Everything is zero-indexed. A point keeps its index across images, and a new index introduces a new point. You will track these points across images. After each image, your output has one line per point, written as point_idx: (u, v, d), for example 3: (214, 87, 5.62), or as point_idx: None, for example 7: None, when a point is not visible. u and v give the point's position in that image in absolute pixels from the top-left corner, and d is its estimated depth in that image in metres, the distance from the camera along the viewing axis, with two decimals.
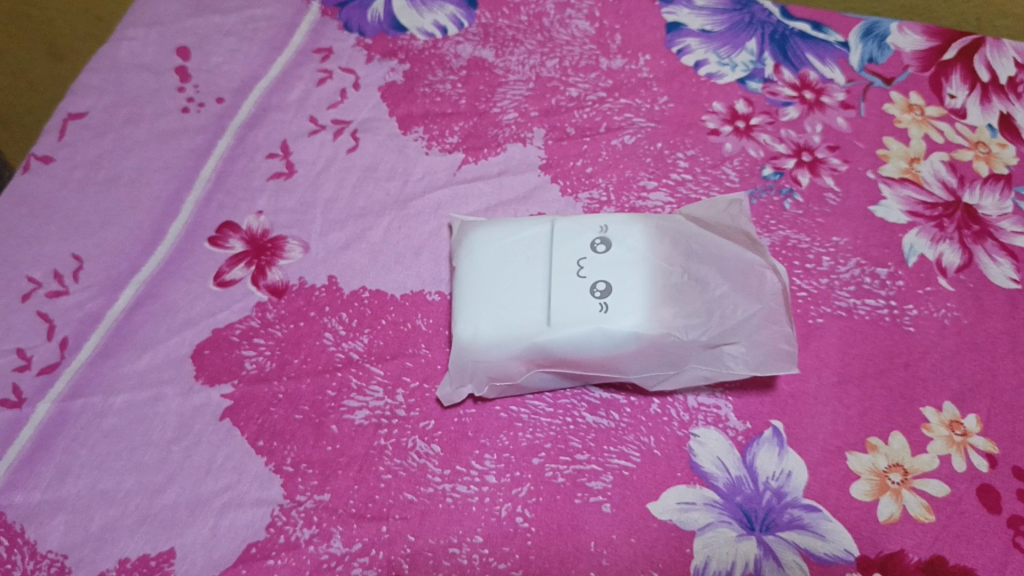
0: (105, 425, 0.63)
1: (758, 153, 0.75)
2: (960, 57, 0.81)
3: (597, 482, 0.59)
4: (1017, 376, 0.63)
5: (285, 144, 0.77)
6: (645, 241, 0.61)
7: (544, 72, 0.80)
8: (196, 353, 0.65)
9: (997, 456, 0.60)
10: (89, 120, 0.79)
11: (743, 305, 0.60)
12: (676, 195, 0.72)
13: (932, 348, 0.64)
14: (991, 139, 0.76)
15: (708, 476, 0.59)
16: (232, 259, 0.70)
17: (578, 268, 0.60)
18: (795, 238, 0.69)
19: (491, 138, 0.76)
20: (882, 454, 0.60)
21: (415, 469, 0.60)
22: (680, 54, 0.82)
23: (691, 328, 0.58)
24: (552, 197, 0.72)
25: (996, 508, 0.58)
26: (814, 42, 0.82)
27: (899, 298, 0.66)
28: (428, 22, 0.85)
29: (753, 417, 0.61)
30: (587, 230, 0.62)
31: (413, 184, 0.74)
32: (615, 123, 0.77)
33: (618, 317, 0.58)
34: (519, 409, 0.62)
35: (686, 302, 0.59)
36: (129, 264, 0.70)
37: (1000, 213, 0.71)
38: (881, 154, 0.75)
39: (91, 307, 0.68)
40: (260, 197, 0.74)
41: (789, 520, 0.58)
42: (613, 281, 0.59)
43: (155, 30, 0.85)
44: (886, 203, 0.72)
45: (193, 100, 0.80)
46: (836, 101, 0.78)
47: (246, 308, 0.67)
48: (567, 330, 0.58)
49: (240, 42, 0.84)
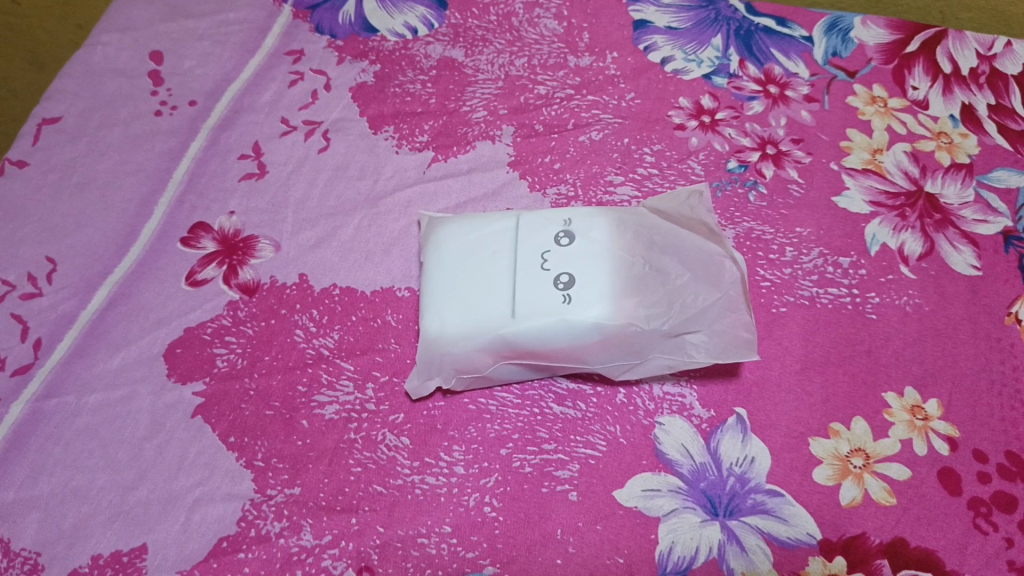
0: (78, 424, 0.63)
1: (724, 147, 0.76)
2: (922, 50, 0.82)
3: (564, 471, 0.60)
4: (977, 361, 0.64)
5: (257, 146, 0.78)
6: (608, 232, 0.62)
7: (513, 71, 0.81)
8: (168, 352, 0.66)
9: (958, 440, 0.61)
10: (63, 124, 0.80)
11: (703, 293, 0.61)
12: (643, 189, 0.73)
13: (894, 335, 0.65)
14: (953, 129, 0.77)
15: (673, 463, 0.60)
16: (204, 258, 0.71)
17: (541, 261, 0.61)
18: (759, 229, 0.70)
19: (460, 136, 0.77)
20: (845, 439, 0.61)
21: (384, 461, 0.61)
22: (647, 50, 0.83)
23: (653, 317, 0.59)
24: (521, 193, 0.73)
25: (956, 490, 0.59)
26: (779, 37, 0.84)
27: (861, 286, 0.67)
28: (399, 23, 0.86)
29: (717, 406, 0.62)
30: (552, 224, 0.64)
31: (384, 182, 0.75)
32: (582, 119, 0.78)
33: (581, 308, 0.59)
34: (488, 400, 0.63)
35: (648, 292, 0.60)
36: (103, 265, 0.71)
37: (962, 201, 0.72)
38: (845, 146, 0.76)
39: (65, 308, 0.69)
40: (232, 198, 0.75)
41: (752, 505, 0.58)
42: (576, 273, 0.61)
43: (129, 35, 0.86)
44: (849, 194, 0.73)
45: (166, 103, 0.81)
46: (801, 95, 0.79)
47: (218, 306, 0.68)
48: (531, 322, 0.59)
49: (213, 45, 0.85)
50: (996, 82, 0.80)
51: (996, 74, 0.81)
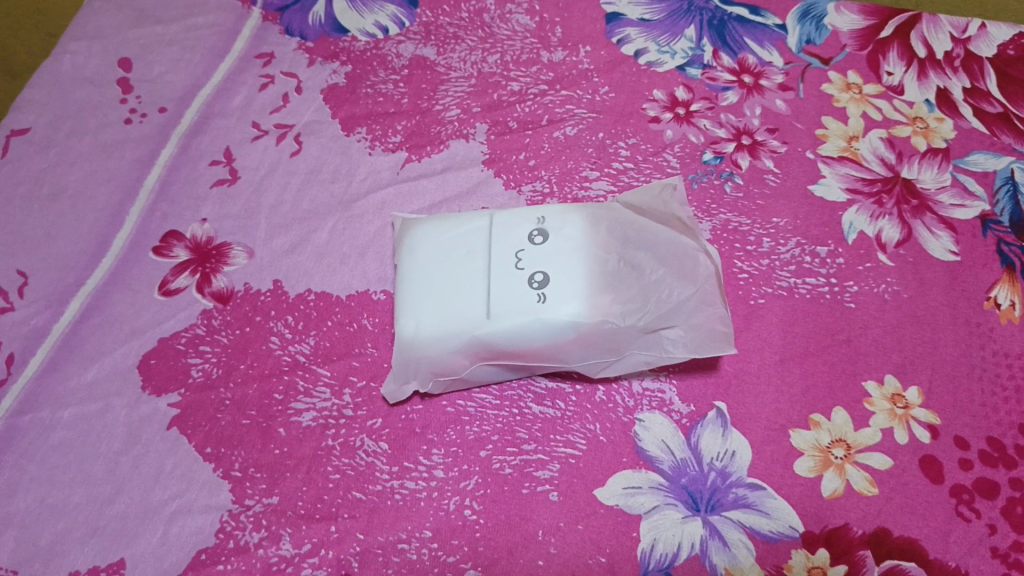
0: (53, 439, 0.63)
1: (699, 138, 0.75)
2: (896, 35, 0.82)
3: (545, 471, 0.59)
4: (957, 347, 0.64)
5: (228, 151, 0.77)
6: (582, 229, 0.62)
7: (486, 68, 0.81)
8: (143, 363, 0.65)
9: (939, 427, 0.60)
10: (32, 135, 0.79)
11: (678, 288, 0.61)
12: (618, 183, 0.72)
13: (873, 323, 0.65)
14: (928, 114, 0.77)
15: (653, 460, 0.60)
16: (177, 267, 0.70)
17: (516, 260, 0.61)
18: (736, 221, 0.70)
19: (434, 136, 0.76)
20: (825, 430, 0.61)
21: (363, 467, 0.60)
22: (620, 43, 0.82)
23: (629, 314, 0.59)
24: (496, 192, 0.73)
25: (938, 478, 0.59)
26: (752, 26, 0.83)
27: (839, 276, 0.67)
28: (370, 23, 0.85)
29: (697, 400, 0.62)
30: (525, 223, 0.63)
31: (357, 185, 0.74)
32: (557, 115, 0.77)
33: (556, 307, 0.59)
34: (466, 402, 0.63)
35: (623, 288, 0.60)
36: (74, 277, 0.70)
37: (939, 186, 0.72)
38: (820, 134, 0.75)
39: (37, 322, 0.68)
40: (204, 205, 0.74)
41: (733, 499, 0.58)
42: (551, 271, 0.60)
43: (96, 42, 0.85)
44: (826, 182, 0.72)
45: (136, 110, 0.80)
46: (775, 83, 0.79)
47: (192, 316, 0.67)
48: (506, 322, 0.59)
49: (182, 51, 0.84)
50: (971, 65, 0.80)
51: (970, 57, 0.80)
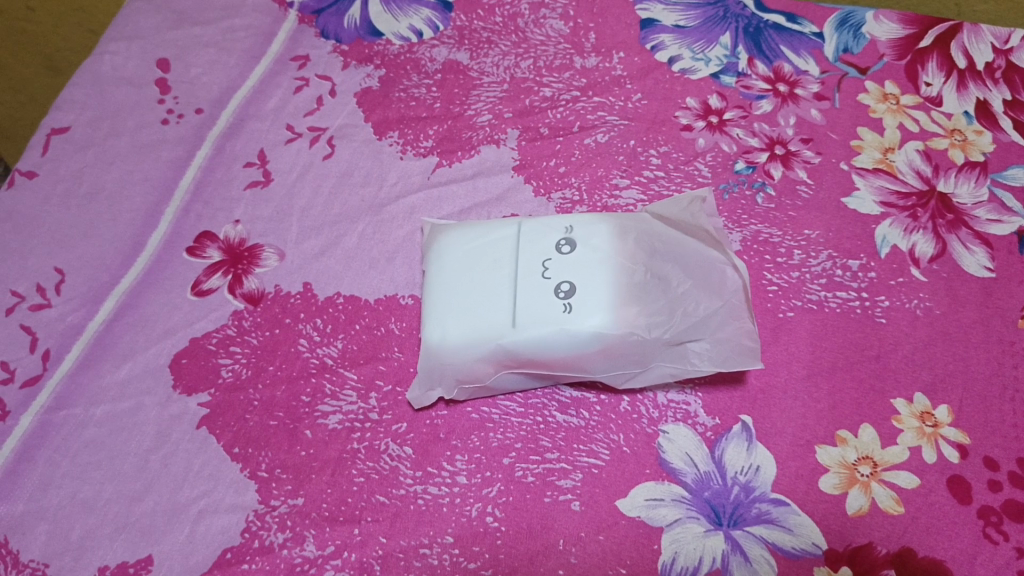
0: (85, 436, 0.64)
1: (731, 148, 0.75)
2: (936, 44, 0.81)
3: (567, 480, 0.60)
4: (990, 366, 0.63)
5: (262, 153, 0.78)
6: (609, 240, 0.62)
7: (519, 73, 0.81)
8: (174, 363, 0.66)
9: (968, 447, 0.60)
10: (71, 134, 0.80)
11: (704, 301, 0.61)
12: (648, 192, 0.72)
13: (903, 339, 0.64)
14: (967, 126, 0.76)
15: (677, 472, 0.60)
16: (210, 268, 0.71)
17: (543, 269, 0.61)
18: (766, 232, 0.69)
19: (465, 141, 0.77)
20: (852, 446, 0.60)
21: (387, 471, 0.61)
22: (654, 50, 0.82)
23: (654, 326, 0.59)
24: (525, 198, 0.73)
25: (966, 498, 0.58)
26: (788, 34, 0.82)
27: (871, 290, 0.66)
28: (404, 27, 0.85)
29: (722, 413, 0.62)
30: (553, 232, 0.64)
31: (388, 189, 0.75)
32: (588, 122, 0.77)
33: (582, 317, 0.59)
34: (490, 409, 0.63)
35: (649, 299, 0.60)
36: (110, 275, 0.72)
37: (975, 201, 0.71)
38: (855, 144, 0.74)
39: (72, 319, 0.70)
40: (238, 206, 0.75)
41: (756, 515, 0.58)
42: (577, 281, 0.60)
43: (136, 43, 0.87)
44: (859, 194, 0.71)
45: (173, 111, 0.81)
46: (810, 93, 0.78)
47: (223, 317, 0.68)
48: (532, 331, 0.59)
49: (219, 52, 0.85)
50: (1012, 76, 0.79)
51: (1012, 69, 0.79)
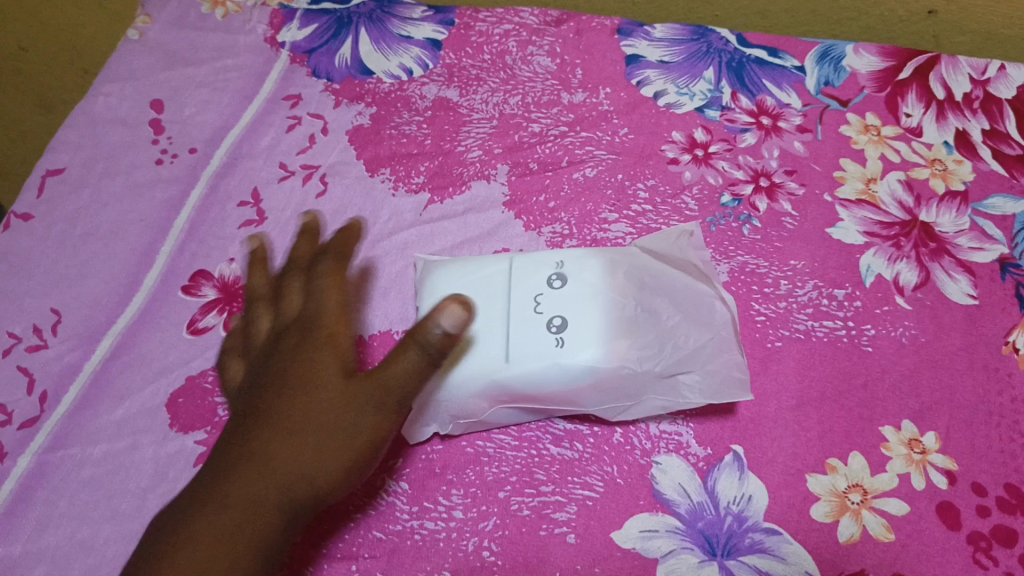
0: (83, 475, 0.64)
1: (717, 181, 0.76)
2: (915, 76, 0.82)
3: (562, 513, 0.60)
4: (975, 393, 0.64)
5: (255, 192, 0.79)
6: (599, 274, 0.63)
7: (508, 109, 0.82)
8: (171, 402, 0.67)
9: (956, 473, 0.61)
10: (66, 175, 0.81)
11: (694, 334, 0.63)
12: (637, 225, 0.73)
13: (890, 368, 0.65)
14: (947, 156, 0.77)
15: (670, 503, 0.60)
16: (205, 307, 0.72)
17: (535, 304, 0.62)
18: (753, 263, 0.70)
19: (456, 177, 0.78)
20: (842, 474, 0.61)
21: (384, 507, 0.61)
22: (639, 85, 0.84)
23: (645, 359, 0.61)
24: (516, 233, 0.74)
25: (955, 525, 0.59)
26: (770, 68, 0.84)
27: (857, 318, 0.67)
28: (394, 65, 0.87)
29: (714, 443, 0.63)
30: (544, 268, 0.65)
31: (381, 225, 0.76)
32: (576, 156, 0.78)
33: (574, 351, 0.60)
34: (485, 443, 0.64)
35: (639, 332, 0.61)
36: (106, 315, 0.72)
37: (957, 229, 0.72)
38: (838, 176, 0.76)
39: (69, 360, 0.70)
40: (232, 244, 0.76)
41: (750, 544, 0.58)
42: (569, 316, 0.61)
43: (130, 84, 0.88)
44: (844, 225, 0.73)
45: (167, 151, 0.83)
46: (793, 125, 0.80)
47: (218, 355, 0.69)
48: (525, 365, 0.60)
49: (212, 93, 0.86)
50: (989, 107, 0.80)
51: (989, 99, 0.81)
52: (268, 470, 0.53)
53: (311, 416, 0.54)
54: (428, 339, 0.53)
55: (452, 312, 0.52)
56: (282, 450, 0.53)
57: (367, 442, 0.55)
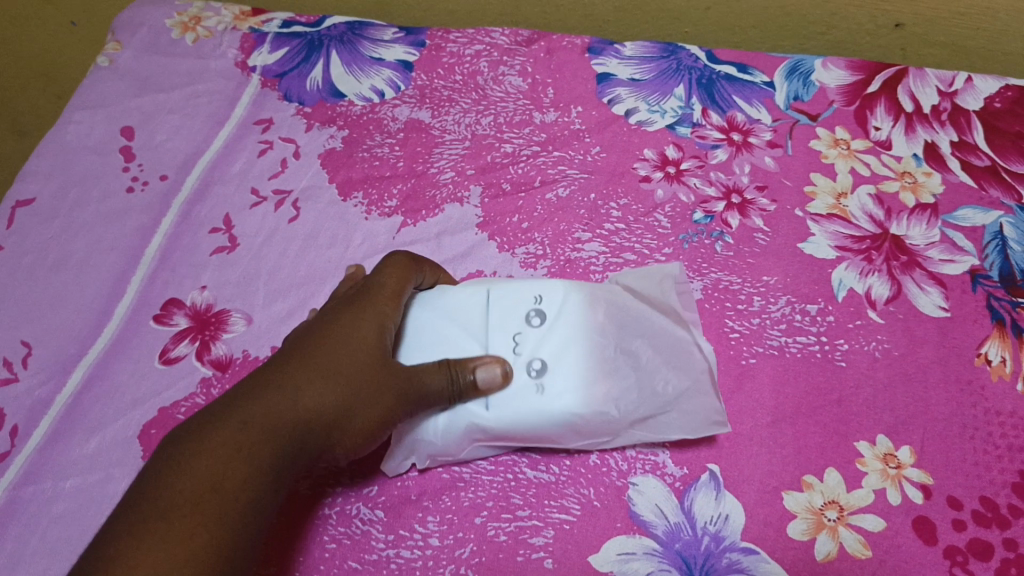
0: (55, 510, 0.63)
1: (689, 198, 0.76)
2: (884, 89, 0.83)
3: (539, 538, 0.60)
4: (949, 406, 0.64)
5: (227, 218, 0.78)
6: (580, 312, 0.61)
7: (480, 130, 0.82)
8: (143, 434, 0.66)
9: (931, 487, 0.61)
10: (36, 205, 0.81)
11: (674, 378, 0.62)
12: (610, 244, 0.73)
13: (863, 382, 0.65)
14: (917, 169, 0.78)
15: (647, 525, 0.60)
16: (177, 336, 0.72)
17: (514, 345, 0.60)
18: (726, 280, 0.71)
19: (429, 199, 0.78)
20: (818, 491, 0.61)
21: (359, 536, 0.61)
22: (611, 103, 0.84)
23: (626, 403, 0.60)
24: (489, 254, 0.74)
25: (932, 539, 0.59)
26: (740, 84, 0.85)
27: (830, 333, 0.68)
28: (366, 87, 0.87)
29: (690, 463, 0.62)
30: (522, 301, 0.62)
31: (354, 250, 0.75)
32: (549, 176, 0.78)
33: (555, 398, 0.58)
34: (461, 468, 0.63)
35: (621, 378, 0.60)
36: (77, 346, 0.72)
37: (928, 242, 0.73)
38: (809, 191, 0.76)
39: (40, 393, 0.69)
40: (204, 272, 0.75)
41: (727, 564, 0.58)
42: (549, 359, 0.59)
43: (100, 112, 0.87)
44: (815, 239, 0.73)
45: (138, 178, 0.82)
46: (764, 141, 0.80)
47: (191, 385, 0.69)
48: (504, 411, 0.58)
49: (183, 119, 0.86)
50: (958, 118, 0.81)
51: (958, 111, 0.82)
52: (288, 414, 0.56)
53: (332, 384, 0.58)
54: (461, 375, 0.58)
55: (493, 374, 0.58)
56: (304, 393, 0.57)
57: (384, 416, 0.58)
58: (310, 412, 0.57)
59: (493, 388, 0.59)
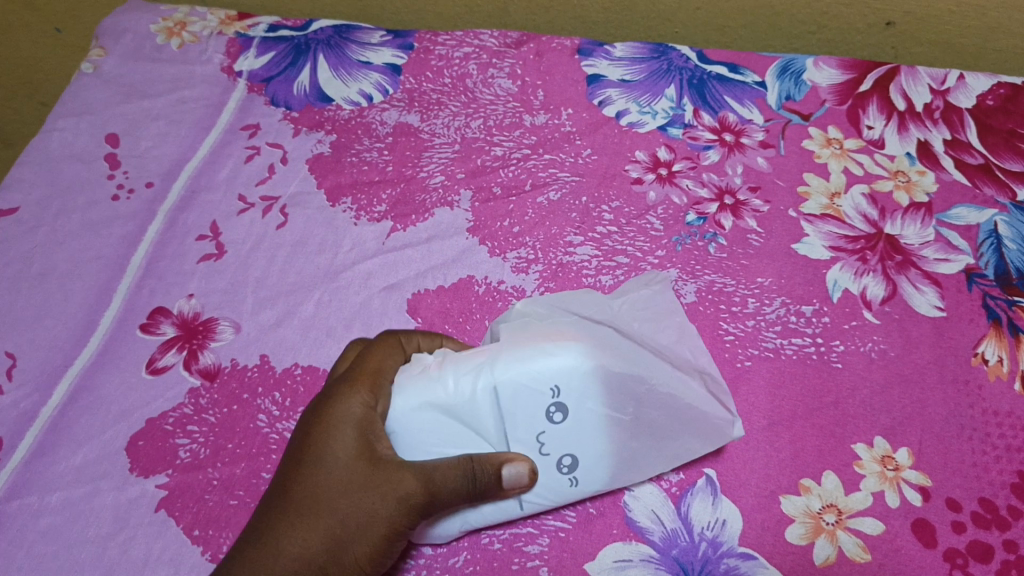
0: (41, 525, 0.62)
1: (682, 199, 0.76)
2: (876, 88, 0.83)
3: (534, 546, 0.59)
4: (946, 406, 0.64)
5: (215, 225, 0.77)
6: (601, 403, 0.56)
7: (470, 133, 0.82)
8: (131, 445, 0.65)
9: (930, 489, 0.60)
10: (21, 214, 0.80)
11: (691, 436, 0.60)
12: (602, 248, 0.73)
13: (860, 384, 0.65)
14: (910, 168, 0.77)
15: (644, 531, 0.59)
16: (165, 345, 0.71)
17: (539, 447, 0.55)
18: (720, 282, 0.70)
19: (419, 204, 0.77)
20: (816, 495, 0.60)
21: None
22: (601, 105, 0.83)
23: (647, 466, 0.59)
24: (480, 259, 0.73)
25: (932, 542, 0.58)
26: (731, 84, 0.84)
27: (825, 335, 0.67)
28: (354, 91, 0.86)
29: (686, 468, 0.62)
30: (539, 396, 0.55)
31: (344, 256, 0.74)
32: (540, 179, 0.78)
33: (587, 486, 0.58)
34: None
35: (644, 443, 0.58)
36: (63, 357, 0.71)
37: (923, 241, 0.72)
38: (802, 191, 0.76)
39: (25, 405, 0.68)
40: (191, 280, 0.74)
41: (725, 570, 0.57)
42: (578, 454, 0.56)
43: (84, 119, 0.86)
44: (809, 240, 0.72)
45: (124, 186, 0.81)
46: (756, 141, 0.80)
47: (179, 395, 0.67)
48: (538, 507, 0.58)
49: (169, 125, 0.85)
50: (950, 117, 0.80)
51: (950, 109, 0.81)
52: (275, 566, 0.54)
53: (315, 520, 0.55)
54: (484, 474, 0.53)
55: (519, 472, 0.54)
56: (292, 539, 0.54)
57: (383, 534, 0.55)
58: (299, 557, 0.54)
59: (518, 485, 0.55)
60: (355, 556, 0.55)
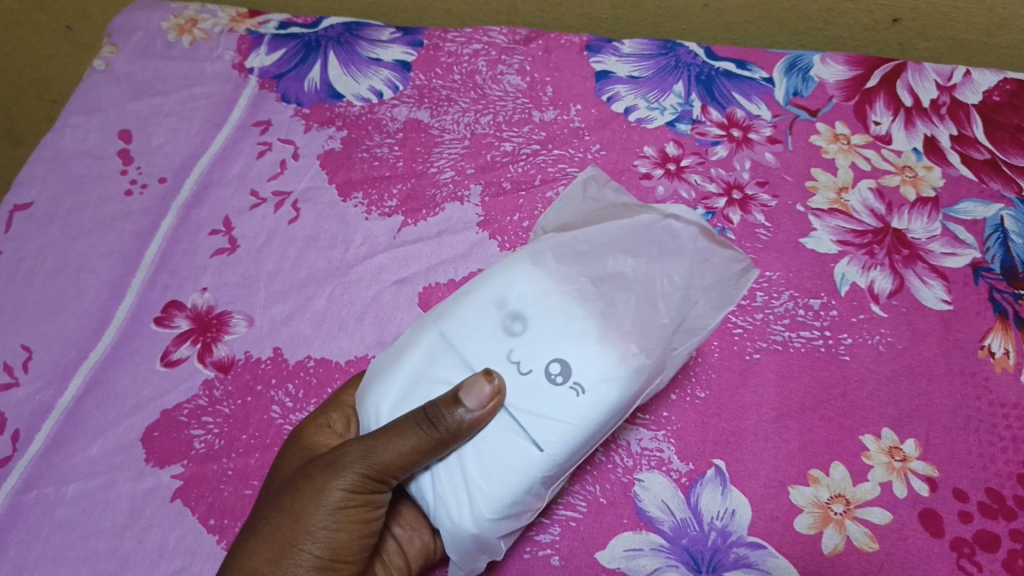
0: (58, 515, 0.63)
1: (690, 195, 0.76)
2: (883, 84, 0.83)
3: (546, 535, 0.60)
4: (953, 398, 0.64)
5: (227, 220, 0.78)
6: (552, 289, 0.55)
7: (479, 129, 0.82)
8: (146, 437, 0.66)
9: (937, 479, 0.61)
10: (34, 210, 0.81)
11: (665, 272, 0.58)
12: None
13: (867, 376, 0.65)
14: (917, 163, 0.78)
15: (654, 521, 0.60)
16: (179, 338, 0.71)
17: (516, 367, 0.53)
18: None
19: (429, 199, 0.77)
20: (824, 485, 0.61)
21: None
22: (610, 101, 0.84)
23: (649, 334, 0.55)
24: (490, 253, 0.74)
25: (939, 531, 0.59)
26: (739, 80, 0.85)
27: (833, 328, 0.68)
28: (364, 88, 0.87)
29: (696, 459, 0.62)
30: (490, 316, 0.55)
31: (355, 250, 0.75)
32: (549, 174, 0.78)
33: (597, 387, 0.52)
34: None
35: (625, 304, 0.55)
36: (77, 351, 0.71)
37: (929, 235, 0.73)
38: (810, 186, 0.76)
39: (41, 398, 0.69)
40: (203, 274, 0.75)
41: (735, 559, 0.58)
42: (561, 356, 0.53)
43: (97, 116, 0.87)
44: (817, 234, 0.73)
45: (137, 182, 0.82)
46: (763, 137, 0.80)
47: (193, 387, 0.68)
48: (563, 440, 0.52)
49: (181, 121, 0.86)
50: (957, 112, 0.81)
51: (957, 105, 0.81)
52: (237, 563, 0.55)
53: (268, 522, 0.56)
54: (440, 411, 0.51)
55: (480, 390, 0.51)
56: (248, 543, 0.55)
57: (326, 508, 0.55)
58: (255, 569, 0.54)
59: (491, 408, 0.51)
60: (313, 553, 0.54)
